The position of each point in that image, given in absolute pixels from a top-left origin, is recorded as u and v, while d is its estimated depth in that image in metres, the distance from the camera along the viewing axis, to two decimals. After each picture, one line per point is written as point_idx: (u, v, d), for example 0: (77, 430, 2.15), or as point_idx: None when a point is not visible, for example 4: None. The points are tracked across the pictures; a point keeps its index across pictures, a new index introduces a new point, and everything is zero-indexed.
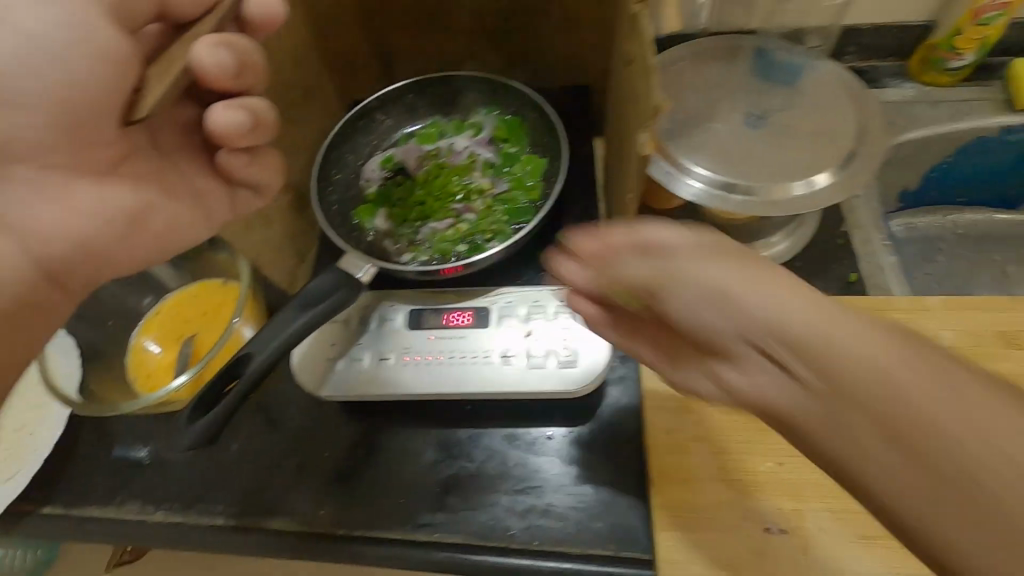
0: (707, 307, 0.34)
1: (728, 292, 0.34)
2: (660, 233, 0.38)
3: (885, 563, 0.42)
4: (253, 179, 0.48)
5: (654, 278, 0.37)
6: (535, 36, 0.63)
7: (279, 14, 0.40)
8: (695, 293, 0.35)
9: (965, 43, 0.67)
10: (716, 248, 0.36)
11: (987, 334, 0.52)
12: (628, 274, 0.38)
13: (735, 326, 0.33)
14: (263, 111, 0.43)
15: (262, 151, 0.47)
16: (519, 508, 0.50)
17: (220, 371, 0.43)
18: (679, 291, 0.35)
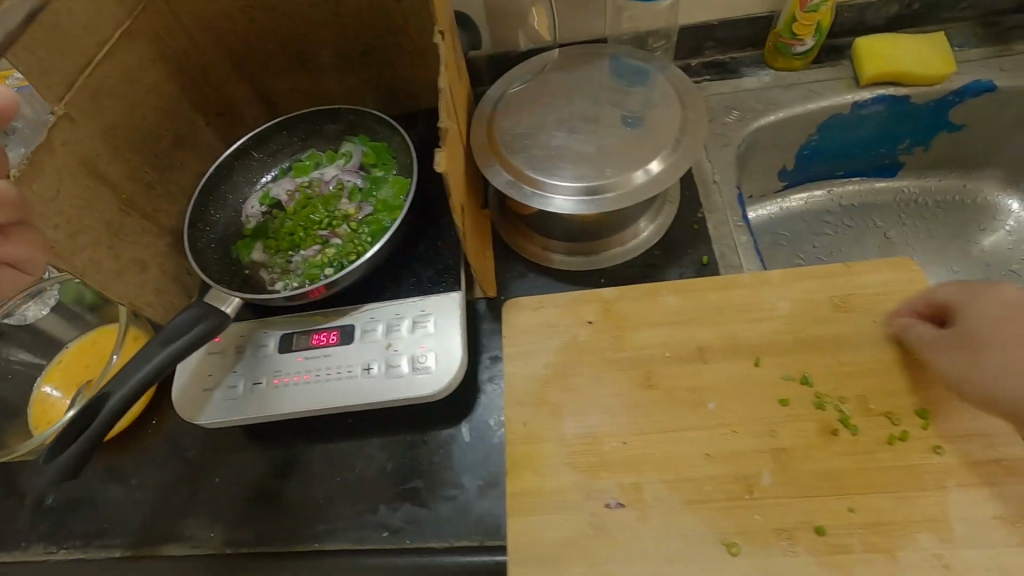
0: (960, 373, 0.46)
1: (974, 349, 0.45)
2: (966, 291, 0.48)
3: (712, 525, 0.46)
4: (12, 258, 0.43)
5: (931, 347, 0.48)
6: (391, 65, 0.67)
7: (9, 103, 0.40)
8: (950, 352, 0.47)
9: (803, 29, 0.72)
10: (1011, 299, 0.45)
11: (820, 299, 0.54)
12: (925, 346, 0.49)
13: (975, 376, 0.45)
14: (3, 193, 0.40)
15: (17, 228, 0.43)
16: (392, 511, 0.53)
17: (81, 412, 0.47)
18: (936, 352, 0.48)
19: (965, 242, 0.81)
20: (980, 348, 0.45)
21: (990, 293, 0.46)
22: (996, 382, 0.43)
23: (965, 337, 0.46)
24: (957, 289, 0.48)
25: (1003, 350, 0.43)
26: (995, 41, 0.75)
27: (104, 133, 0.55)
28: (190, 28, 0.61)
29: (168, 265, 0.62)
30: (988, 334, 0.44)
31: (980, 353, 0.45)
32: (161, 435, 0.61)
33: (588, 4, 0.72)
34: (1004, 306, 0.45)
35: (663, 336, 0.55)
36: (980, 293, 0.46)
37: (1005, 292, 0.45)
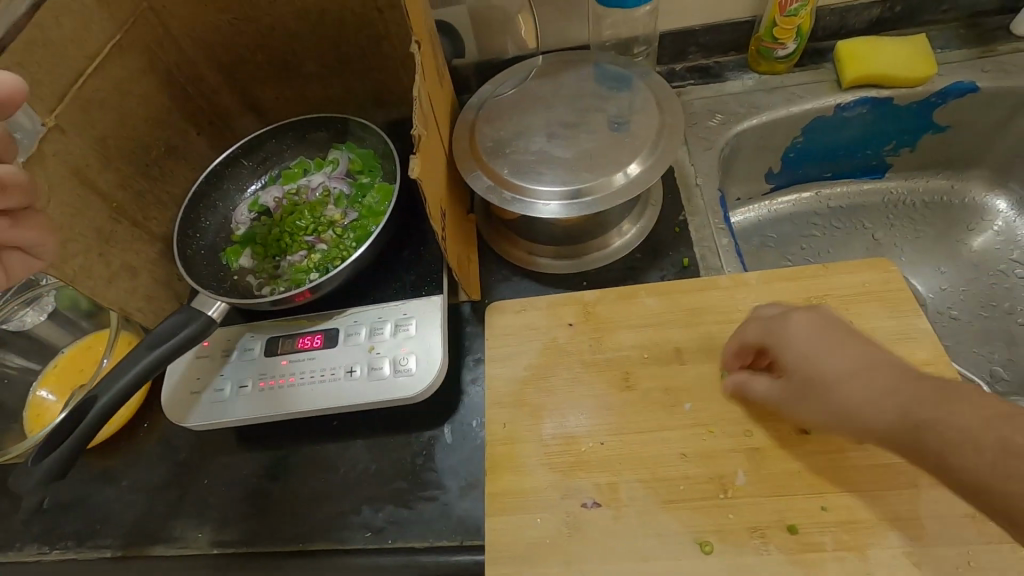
0: (824, 420, 0.44)
1: (815, 393, 0.44)
2: (768, 332, 0.47)
3: (685, 524, 0.46)
4: (23, 244, 0.40)
5: (779, 398, 0.47)
6: (377, 74, 0.69)
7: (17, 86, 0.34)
8: (800, 400, 0.45)
9: (784, 33, 0.72)
10: (810, 323, 0.45)
11: (796, 301, 0.55)
12: (775, 403, 0.47)
13: (833, 419, 0.43)
14: (12, 175, 0.37)
15: (28, 212, 0.40)
16: (376, 511, 0.54)
17: (68, 414, 0.48)
18: (791, 406, 0.46)
19: (954, 242, 0.80)
20: (818, 387, 0.43)
21: (787, 326, 0.46)
22: (845, 418, 0.42)
23: (798, 383, 0.45)
24: (758, 331, 0.48)
25: (833, 383, 0.43)
26: (976, 42, 0.75)
27: (94, 142, 0.56)
28: (179, 41, 0.63)
29: (159, 272, 0.63)
30: (813, 369, 0.44)
31: (820, 393, 0.43)
32: (151, 437, 0.62)
33: (571, 11, 0.73)
34: (804, 336, 0.45)
35: (641, 337, 0.56)
36: (778, 329, 0.47)
37: (797, 320, 0.46)
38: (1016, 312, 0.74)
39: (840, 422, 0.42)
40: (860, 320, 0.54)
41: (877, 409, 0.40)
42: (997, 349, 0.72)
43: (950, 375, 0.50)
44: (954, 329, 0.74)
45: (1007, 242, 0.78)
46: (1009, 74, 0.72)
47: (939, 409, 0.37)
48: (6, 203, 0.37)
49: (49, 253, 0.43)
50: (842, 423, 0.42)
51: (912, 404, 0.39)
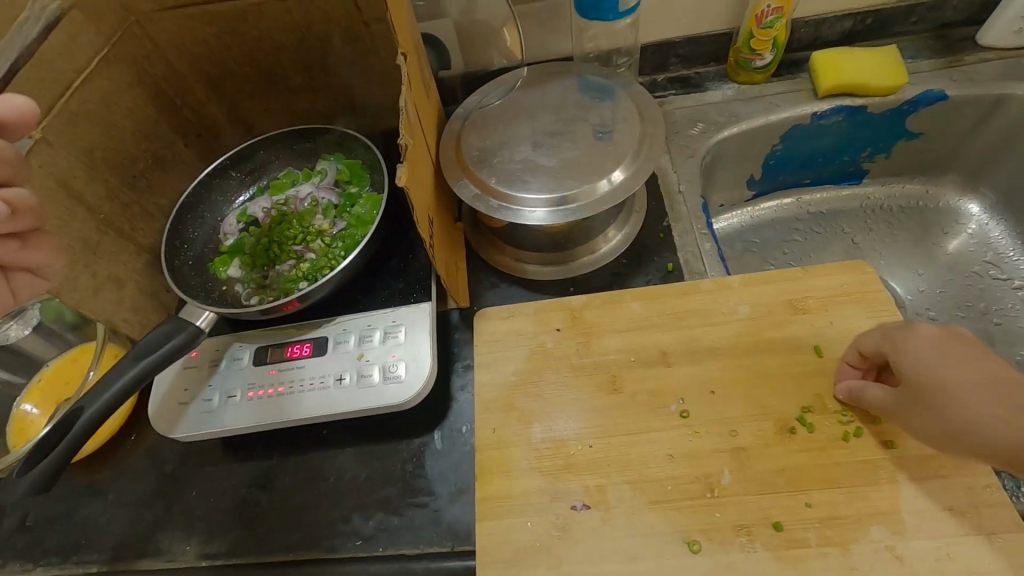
0: (944, 431, 0.44)
1: (936, 403, 0.45)
2: (891, 341, 0.49)
3: (674, 524, 0.47)
4: (30, 264, 0.41)
5: (892, 406, 0.47)
6: (364, 85, 0.70)
7: (32, 108, 0.37)
8: (917, 410, 0.46)
9: (761, 44, 0.75)
10: (934, 337, 0.47)
11: (777, 304, 0.57)
12: (890, 412, 0.48)
13: (954, 433, 0.44)
14: (23, 199, 0.38)
15: (36, 233, 0.41)
16: (366, 519, 0.54)
17: (54, 426, 0.48)
18: (908, 416, 0.46)
19: (930, 245, 0.82)
20: (942, 398, 0.44)
21: (912, 335, 0.47)
22: (972, 430, 0.43)
23: (917, 391, 0.46)
24: (880, 338, 0.50)
25: (959, 393, 0.44)
26: (945, 53, 0.78)
27: (81, 154, 0.57)
28: (167, 54, 0.63)
29: (145, 283, 0.63)
30: (938, 379, 0.45)
31: (944, 404, 0.44)
32: (137, 450, 0.62)
33: (554, 24, 0.75)
34: (931, 348, 0.46)
35: (629, 341, 0.57)
36: (903, 339, 0.48)
37: (920, 334, 0.47)
38: (991, 311, 0.76)
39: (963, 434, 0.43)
40: (838, 321, 0.55)
41: (1012, 424, 0.42)
42: None
43: None
44: None
45: (980, 244, 0.81)
46: (975, 83, 0.75)
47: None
48: (20, 225, 0.38)
49: (55, 274, 0.44)
50: (965, 433, 0.43)
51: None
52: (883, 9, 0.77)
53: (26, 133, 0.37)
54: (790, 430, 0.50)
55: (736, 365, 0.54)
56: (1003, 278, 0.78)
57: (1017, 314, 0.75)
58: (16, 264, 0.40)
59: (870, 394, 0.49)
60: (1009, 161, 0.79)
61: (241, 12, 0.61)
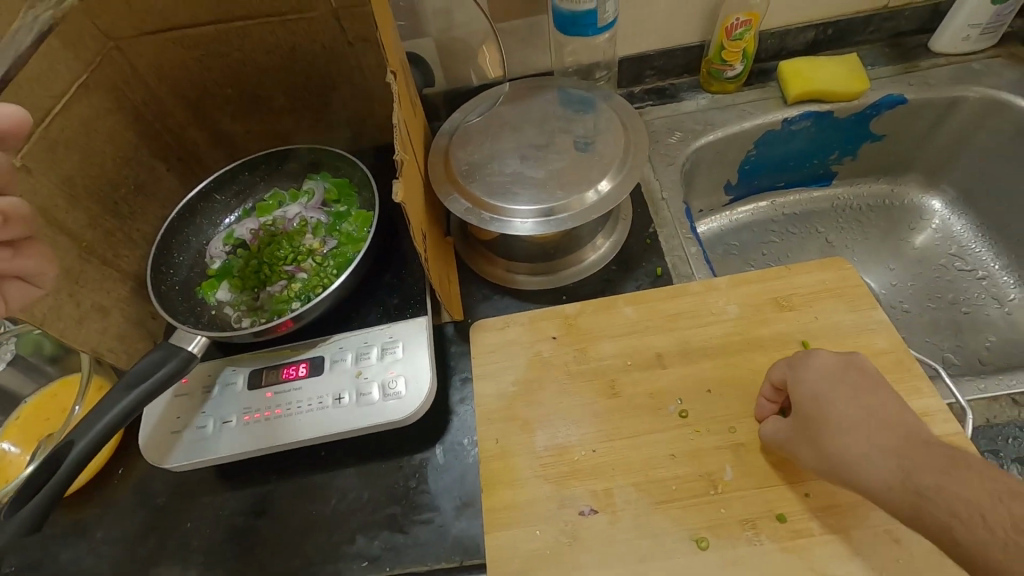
0: (817, 459, 0.44)
1: (817, 433, 0.45)
2: (791, 370, 0.49)
3: (679, 522, 0.48)
4: (22, 273, 0.41)
5: (785, 436, 0.48)
6: (350, 105, 0.70)
7: (24, 115, 0.35)
8: (800, 438, 0.46)
9: (731, 55, 0.78)
10: (826, 368, 0.47)
11: (764, 302, 0.59)
12: (783, 442, 0.48)
13: (831, 464, 0.43)
14: (15, 208, 0.37)
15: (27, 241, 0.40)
16: (371, 539, 0.53)
17: (43, 462, 0.46)
18: (797, 445, 0.46)
19: (898, 242, 0.86)
20: (823, 427, 0.45)
21: (811, 365, 0.48)
22: (840, 460, 0.43)
23: (804, 419, 0.46)
24: (785, 367, 0.50)
25: (836, 425, 0.44)
26: (901, 60, 0.83)
27: (61, 181, 0.56)
28: (146, 79, 0.63)
29: (131, 310, 0.62)
30: (821, 410, 0.45)
31: (820, 433, 0.45)
32: (127, 483, 0.60)
33: (534, 40, 0.77)
34: (822, 377, 0.46)
35: (624, 345, 0.58)
36: (800, 368, 0.48)
37: (812, 364, 0.48)
38: (959, 301, 0.79)
39: (835, 465, 0.43)
40: (823, 316, 0.57)
41: (877, 462, 0.41)
42: (946, 336, 0.77)
43: (910, 361, 0.54)
44: (907, 321, 0.79)
45: (944, 238, 0.85)
46: (931, 86, 0.80)
47: (943, 476, 0.38)
48: (10, 234, 0.38)
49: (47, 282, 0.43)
50: (836, 466, 0.43)
51: (919, 463, 0.39)
52: (843, 19, 0.81)
53: (17, 143, 0.35)
54: None
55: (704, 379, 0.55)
56: (967, 270, 0.82)
57: (983, 303, 0.79)
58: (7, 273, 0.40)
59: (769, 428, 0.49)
60: (965, 160, 0.83)
61: (224, 34, 0.61)
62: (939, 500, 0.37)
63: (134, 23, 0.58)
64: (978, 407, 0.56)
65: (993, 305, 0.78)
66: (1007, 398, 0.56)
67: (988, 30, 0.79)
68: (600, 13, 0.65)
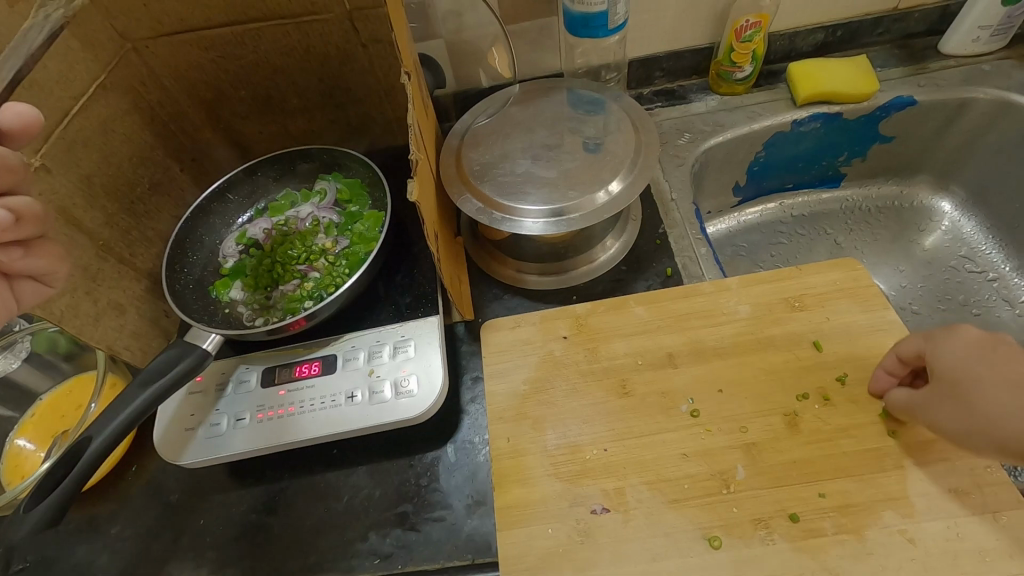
0: (963, 425, 0.45)
1: (963, 406, 0.45)
2: (927, 342, 0.48)
3: (693, 520, 0.48)
4: (31, 271, 0.42)
5: (919, 404, 0.48)
6: (361, 106, 0.71)
7: (37, 117, 0.37)
8: (940, 406, 0.46)
9: (741, 57, 0.78)
10: (971, 341, 0.46)
11: (775, 301, 0.59)
12: (915, 411, 0.48)
13: (982, 437, 0.44)
14: (29, 207, 0.38)
15: (40, 241, 0.42)
16: (383, 537, 0.54)
17: (61, 457, 0.46)
18: (933, 415, 0.46)
19: (908, 243, 0.86)
20: (972, 394, 0.44)
21: (953, 335, 0.47)
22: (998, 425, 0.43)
23: (946, 385, 0.46)
24: (918, 341, 0.49)
25: (989, 392, 0.43)
26: (910, 61, 0.83)
27: (79, 181, 0.56)
28: (162, 80, 0.64)
29: (145, 309, 0.62)
30: (967, 377, 0.45)
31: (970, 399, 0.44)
32: (140, 481, 0.60)
33: (543, 42, 0.78)
34: (965, 352, 0.46)
35: (635, 345, 0.58)
36: (941, 338, 0.47)
37: (954, 338, 0.47)
38: (970, 303, 0.79)
39: (986, 438, 0.43)
40: (835, 315, 0.57)
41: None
42: None
43: None
44: (918, 322, 0.79)
45: (954, 239, 0.85)
46: (941, 88, 0.80)
47: None
48: (26, 232, 0.39)
49: (60, 281, 0.45)
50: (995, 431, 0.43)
51: None
52: (852, 20, 0.82)
53: (27, 140, 0.37)
54: (797, 422, 0.52)
55: (715, 379, 0.55)
56: (978, 271, 0.82)
57: (994, 304, 0.79)
58: (23, 272, 0.41)
59: (898, 397, 0.50)
60: (976, 162, 0.83)
61: (239, 35, 0.61)
62: None
63: (150, 25, 0.59)
64: None
65: (1004, 307, 0.78)
66: None
67: (998, 32, 0.79)
68: (611, 15, 0.66)
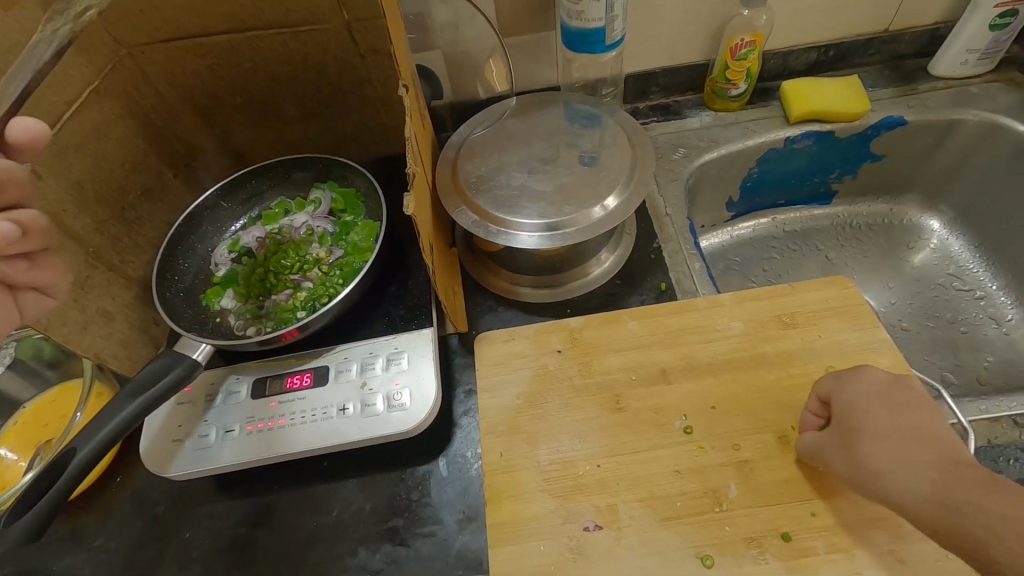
0: (853, 474, 0.45)
1: (853, 444, 0.46)
2: (837, 383, 0.49)
3: (682, 539, 0.48)
4: (36, 284, 0.43)
5: (820, 446, 0.48)
6: (358, 116, 0.71)
7: (43, 132, 0.37)
8: (836, 451, 0.47)
9: (736, 74, 0.79)
10: (871, 387, 0.48)
11: (768, 319, 0.59)
12: (820, 453, 0.48)
13: (862, 475, 0.44)
14: (36, 221, 0.40)
15: (44, 254, 0.42)
16: (373, 552, 0.53)
17: (46, 468, 0.45)
18: (828, 454, 0.47)
19: (897, 260, 0.87)
20: (860, 442, 0.45)
21: (860, 377, 0.49)
22: (874, 479, 0.43)
23: (842, 433, 0.47)
24: (832, 381, 0.50)
25: (874, 442, 0.45)
26: (902, 82, 0.84)
27: (70, 188, 0.56)
28: (157, 85, 0.63)
29: (134, 317, 0.61)
30: (861, 423, 0.46)
31: (855, 444, 0.45)
32: (124, 492, 0.59)
33: (541, 55, 0.78)
34: (866, 393, 0.47)
35: (629, 360, 0.58)
36: (847, 379, 0.49)
37: (864, 379, 0.48)
38: (957, 321, 0.80)
39: (867, 475, 0.44)
40: (826, 334, 0.58)
41: (910, 471, 0.42)
42: (945, 355, 0.77)
43: None
44: (908, 340, 0.79)
45: (943, 257, 0.86)
46: (930, 109, 0.81)
47: (982, 494, 0.38)
48: (30, 246, 0.40)
49: (62, 295, 0.45)
50: (870, 483, 0.44)
51: (955, 482, 0.40)
52: (844, 41, 0.83)
53: (32, 153, 0.38)
54: (788, 440, 0.52)
55: (706, 395, 0.55)
56: (966, 289, 0.83)
57: (981, 323, 0.80)
58: (26, 284, 0.42)
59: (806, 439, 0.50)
60: (965, 182, 0.84)
61: (237, 43, 0.61)
62: (973, 515, 0.38)
63: (147, 31, 0.59)
64: (980, 427, 0.57)
65: (991, 325, 0.79)
66: (1008, 419, 0.56)
67: (986, 55, 0.81)
68: (609, 31, 0.66)
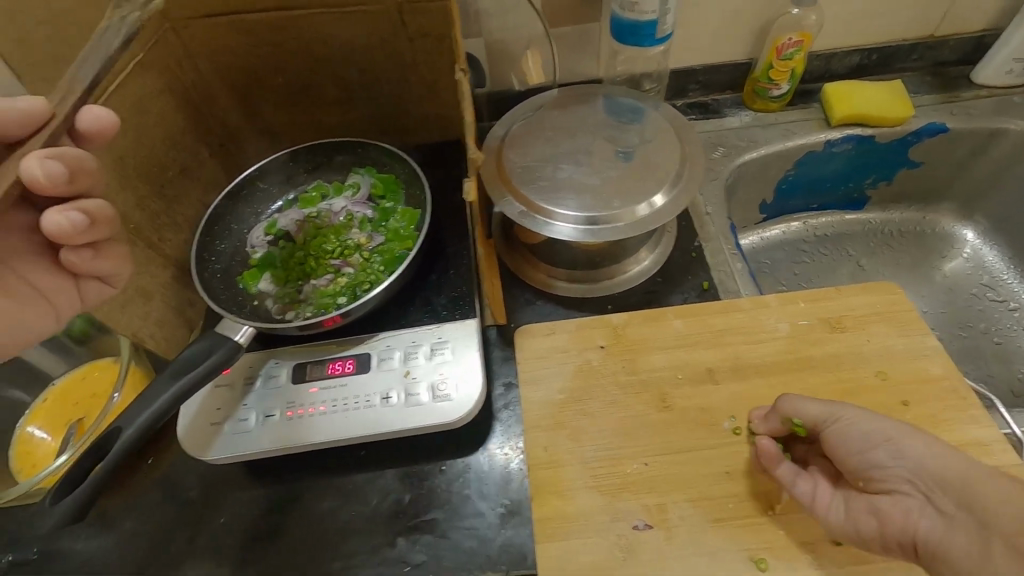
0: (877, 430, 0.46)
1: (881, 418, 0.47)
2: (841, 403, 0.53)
3: (732, 541, 0.47)
4: (99, 272, 0.47)
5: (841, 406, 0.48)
6: (401, 101, 0.69)
7: (112, 121, 0.43)
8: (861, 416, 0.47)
9: (778, 74, 0.78)
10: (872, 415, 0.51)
11: (814, 321, 0.59)
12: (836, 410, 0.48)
13: (891, 434, 0.45)
14: (102, 211, 0.44)
15: (107, 245, 0.46)
16: (412, 544, 0.52)
17: (89, 447, 0.45)
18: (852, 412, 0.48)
19: (930, 268, 0.87)
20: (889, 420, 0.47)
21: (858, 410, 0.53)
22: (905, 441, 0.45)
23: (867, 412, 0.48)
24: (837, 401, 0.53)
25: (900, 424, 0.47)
26: (944, 89, 0.84)
27: (111, 162, 0.54)
28: (199, 61, 0.62)
29: (170, 297, 0.60)
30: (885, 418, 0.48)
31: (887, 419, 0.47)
32: (156, 474, 0.58)
33: (584, 48, 0.77)
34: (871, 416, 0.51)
35: (674, 358, 0.57)
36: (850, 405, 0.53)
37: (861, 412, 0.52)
38: (991, 332, 0.80)
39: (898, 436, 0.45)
40: (874, 339, 0.57)
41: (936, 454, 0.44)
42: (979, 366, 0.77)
43: (965, 388, 0.54)
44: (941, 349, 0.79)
45: (976, 267, 0.85)
46: (972, 117, 0.81)
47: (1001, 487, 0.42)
48: (97, 235, 0.44)
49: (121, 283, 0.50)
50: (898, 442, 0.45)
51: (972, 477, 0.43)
52: (887, 45, 0.82)
53: (100, 141, 0.44)
54: None
55: (755, 396, 0.54)
56: (999, 300, 0.82)
57: (1015, 334, 0.79)
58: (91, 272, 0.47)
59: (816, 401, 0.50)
60: (1003, 192, 0.84)
61: (283, 22, 0.60)
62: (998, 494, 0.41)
63: (194, 6, 0.57)
64: None
65: None
66: None
67: None
68: (660, 24, 0.65)
